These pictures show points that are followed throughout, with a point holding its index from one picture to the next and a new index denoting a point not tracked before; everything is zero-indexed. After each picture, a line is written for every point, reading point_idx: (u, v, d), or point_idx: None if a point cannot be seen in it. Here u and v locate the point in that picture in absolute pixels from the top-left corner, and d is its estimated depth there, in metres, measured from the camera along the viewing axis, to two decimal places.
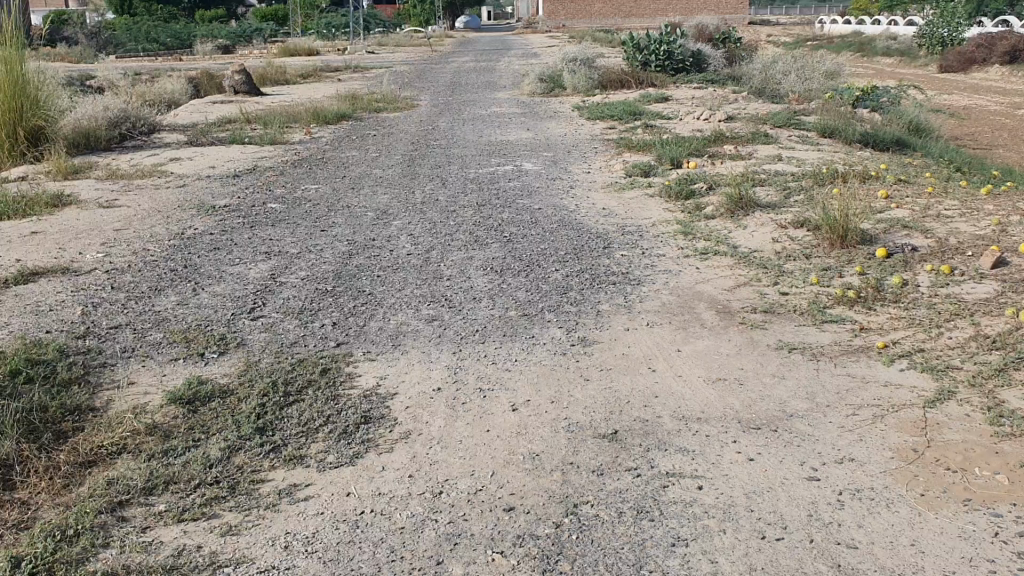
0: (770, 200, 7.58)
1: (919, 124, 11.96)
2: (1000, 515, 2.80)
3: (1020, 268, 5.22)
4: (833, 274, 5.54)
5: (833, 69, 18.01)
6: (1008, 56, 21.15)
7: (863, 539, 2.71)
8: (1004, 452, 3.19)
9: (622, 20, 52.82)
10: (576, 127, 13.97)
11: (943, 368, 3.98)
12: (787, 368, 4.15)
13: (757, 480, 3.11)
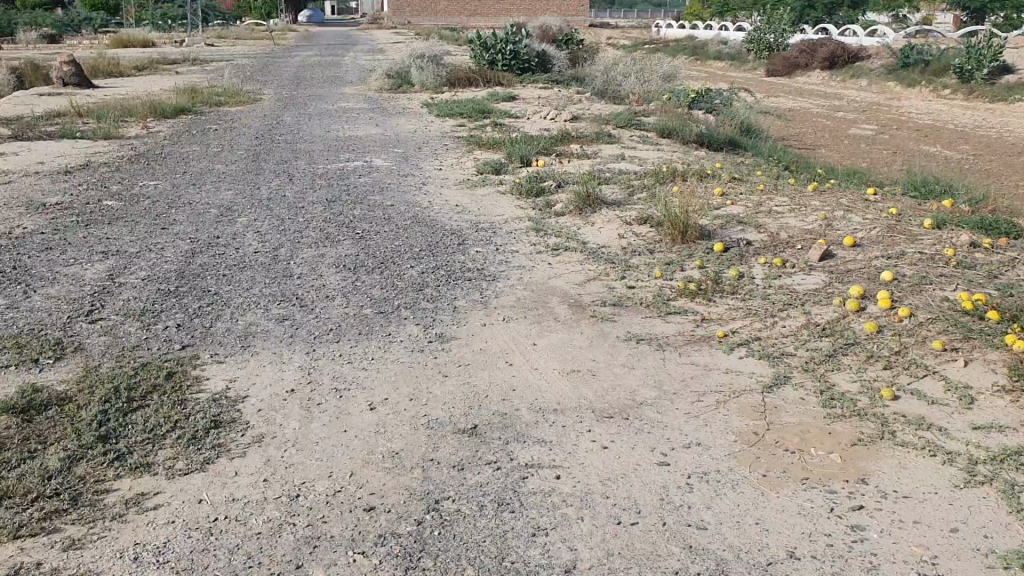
0: (615, 198, 7.81)
1: (750, 125, 12.59)
2: (835, 491, 2.99)
3: (844, 260, 5.58)
4: (675, 268, 5.77)
5: (671, 72, 18.72)
6: (828, 62, 22.46)
7: (711, 520, 2.84)
8: (837, 431, 3.41)
9: (468, 19, 53.10)
10: (425, 124, 13.96)
11: (778, 355, 4.22)
12: (636, 358, 4.29)
13: (611, 467, 3.20)
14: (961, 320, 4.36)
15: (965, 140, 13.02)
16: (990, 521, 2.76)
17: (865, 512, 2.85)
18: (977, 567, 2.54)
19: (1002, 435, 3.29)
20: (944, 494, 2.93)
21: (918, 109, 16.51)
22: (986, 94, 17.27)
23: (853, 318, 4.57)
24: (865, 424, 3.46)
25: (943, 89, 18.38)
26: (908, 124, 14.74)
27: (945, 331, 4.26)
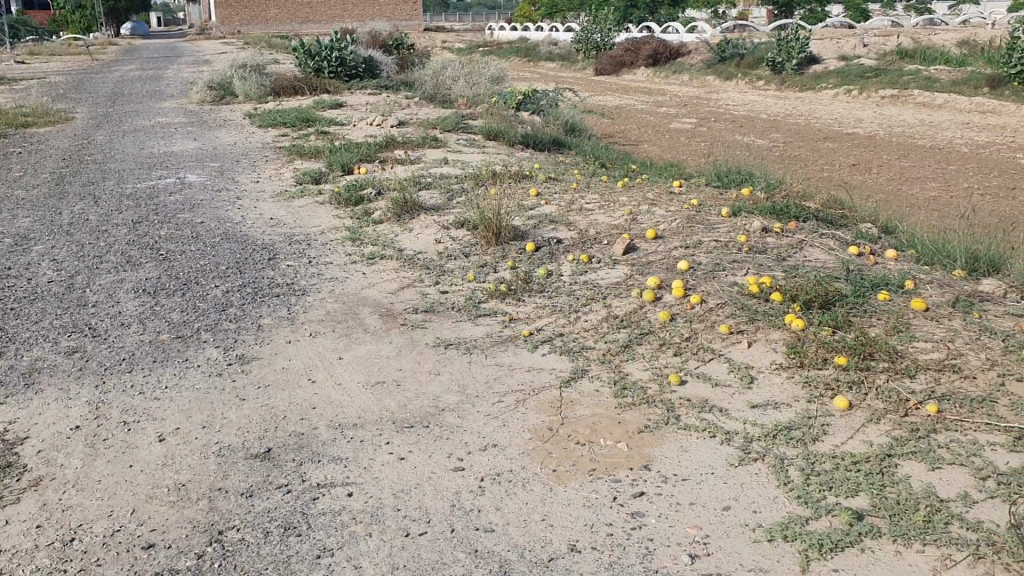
0: (434, 203, 7.80)
1: (573, 124, 12.86)
2: (620, 481, 3.08)
3: (646, 253, 5.76)
4: (488, 270, 5.80)
5: (498, 74, 18.90)
6: (651, 59, 23.20)
7: (499, 521, 2.87)
8: (627, 420, 3.51)
9: (299, 26, 52.05)
10: (247, 136, 13.57)
11: (579, 349, 4.31)
12: (442, 364, 4.28)
13: (405, 477, 3.18)
14: (748, 303, 4.57)
15: (776, 129, 13.71)
16: (759, 495, 2.91)
17: (646, 498, 2.95)
18: (744, 543, 2.68)
19: (777, 411, 3.48)
20: (720, 473, 3.07)
21: (733, 101, 17.29)
22: (796, 84, 18.26)
23: (650, 309, 4.72)
24: (653, 410, 3.58)
25: (758, 80, 19.33)
26: (724, 116, 15.41)
27: (732, 314, 4.46)
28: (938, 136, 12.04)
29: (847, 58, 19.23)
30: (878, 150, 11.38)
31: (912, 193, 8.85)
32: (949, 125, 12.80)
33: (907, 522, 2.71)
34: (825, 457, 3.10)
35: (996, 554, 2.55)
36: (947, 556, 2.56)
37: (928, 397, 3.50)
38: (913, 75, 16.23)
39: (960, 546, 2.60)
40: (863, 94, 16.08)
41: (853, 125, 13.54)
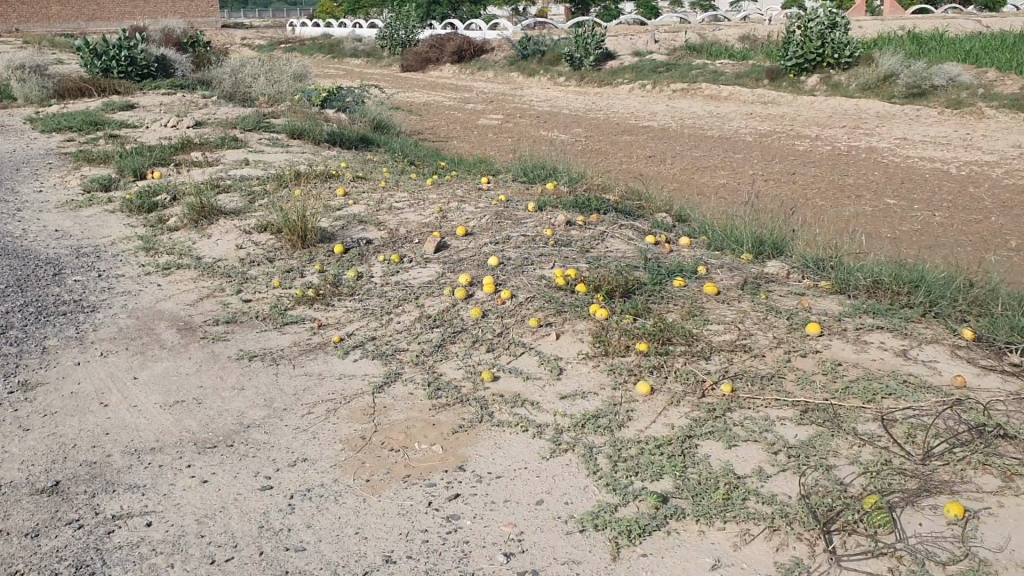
0: (235, 207, 7.49)
1: (379, 121, 12.71)
2: (434, 485, 3.05)
3: (456, 250, 5.76)
4: (294, 275, 5.62)
5: (301, 72, 18.42)
6: (456, 56, 23.27)
7: (311, 538, 2.78)
8: (440, 422, 3.48)
9: (85, 23, 48.55)
10: (27, 141, 12.58)
11: (390, 352, 4.24)
12: (246, 377, 4.10)
13: (209, 501, 3.02)
14: (555, 296, 4.64)
15: (578, 123, 14.06)
16: (570, 486, 2.97)
17: (460, 500, 2.94)
18: (558, 537, 2.72)
19: (585, 400, 3.56)
20: (533, 467, 3.10)
21: (537, 96, 17.61)
22: (595, 79, 18.82)
23: (461, 306, 4.72)
24: (466, 409, 3.57)
25: (559, 75, 19.78)
26: (528, 111, 15.67)
27: (540, 307, 4.53)
28: (726, 127, 12.69)
29: (641, 53, 20.00)
30: (672, 141, 11.89)
31: (704, 182, 9.30)
32: (735, 116, 13.52)
33: (708, 501, 2.84)
34: (631, 443, 3.19)
35: (789, 524, 2.71)
36: (745, 530, 2.70)
37: (723, 377, 3.67)
38: (701, 69, 17.05)
39: (757, 520, 2.74)
40: (657, 88, 16.76)
41: (649, 118, 14.07)
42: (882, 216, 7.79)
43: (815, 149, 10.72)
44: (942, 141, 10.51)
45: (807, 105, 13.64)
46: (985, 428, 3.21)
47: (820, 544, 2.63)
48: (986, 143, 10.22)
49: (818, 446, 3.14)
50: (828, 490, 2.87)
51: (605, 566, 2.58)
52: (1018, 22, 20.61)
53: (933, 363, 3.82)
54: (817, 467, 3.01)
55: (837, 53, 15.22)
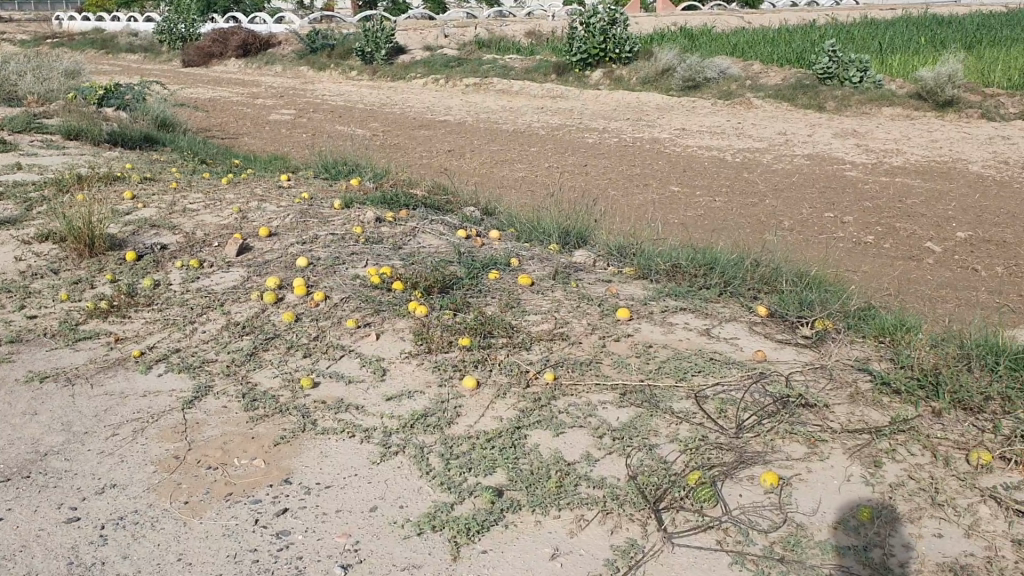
0: (9, 215, 6.86)
1: (164, 119, 12.04)
2: (260, 500, 2.91)
3: (261, 252, 5.53)
4: (84, 286, 5.21)
5: (72, 68, 17.16)
6: (241, 50, 22.30)
7: (129, 571, 2.59)
8: (260, 435, 3.33)
9: None
10: None
11: (199, 364, 4.00)
12: (39, 402, 3.76)
13: (8, 541, 2.75)
14: (370, 295, 4.55)
15: (373, 119, 13.86)
16: (404, 489, 2.92)
17: (290, 514, 2.82)
18: (396, 542, 2.67)
19: (411, 400, 3.51)
20: (364, 473, 3.02)
21: (329, 92, 17.22)
22: (386, 74, 18.64)
23: (272, 311, 4.54)
24: (287, 419, 3.43)
25: (350, 70, 19.45)
26: (321, 107, 15.32)
27: (356, 307, 4.42)
28: (519, 121, 12.88)
29: (431, 48, 20.00)
30: (469, 135, 11.95)
31: (503, 175, 9.41)
32: (527, 110, 13.74)
33: (542, 490, 2.86)
34: (461, 440, 3.17)
35: (621, 506, 2.77)
36: (580, 516, 2.74)
37: (545, 366, 3.71)
38: (490, 64, 17.24)
39: (590, 505, 2.78)
40: (450, 83, 16.70)
41: (443, 112, 14.06)
42: (671, 203, 8.16)
43: (605, 141, 11.09)
44: (718, 130, 11.12)
45: (593, 97, 14.02)
46: (788, 398, 3.41)
47: (652, 523, 2.71)
48: (757, 131, 10.88)
49: (640, 427, 3.22)
50: (654, 469, 2.95)
51: (446, 568, 2.55)
52: (776, 18, 22.09)
53: (735, 341, 4.01)
54: (641, 448, 3.09)
55: (618, 48, 15.74)
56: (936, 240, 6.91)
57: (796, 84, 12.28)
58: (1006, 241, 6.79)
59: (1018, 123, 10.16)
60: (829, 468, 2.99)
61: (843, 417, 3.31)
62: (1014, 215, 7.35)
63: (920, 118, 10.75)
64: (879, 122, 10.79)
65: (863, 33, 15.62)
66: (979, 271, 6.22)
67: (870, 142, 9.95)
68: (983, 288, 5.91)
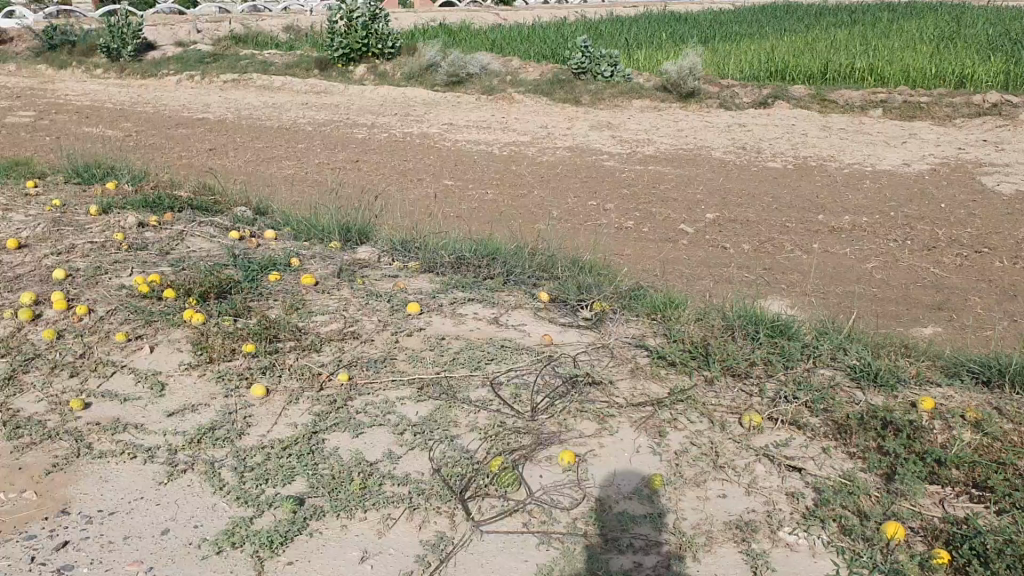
0: None
1: None
2: (35, 536, 2.68)
3: (10, 266, 5.04)
4: None
5: None
6: None
7: None
8: (28, 464, 3.05)
9: None
10: None
11: None
12: None
13: None
14: (141, 305, 4.26)
15: (125, 119, 12.98)
16: (196, 508, 2.76)
17: (71, 547, 2.61)
18: (193, 564, 2.53)
19: (196, 414, 3.33)
20: (151, 496, 2.84)
21: (71, 91, 15.98)
22: (135, 71, 17.49)
23: (29, 330, 4.14)
24: (58, 446, 3.16)
25: (95, 68, 18.07)
26: (64, 107, 14.16)
27: (127, 320, 4.13)
28: (283, 118, 12.49)
29: (183, 43, 18.96)
30: (232, 133, 11.46)
31: (271, 173, 9.11)
32: (290, 106, 13.32)
33: (345, 494, 2.79)
34: (255, 451, 3.05)
35: (426, 500, 2.75)
36: (387, 515, 2.70)
37: (337, 366, 3.62)
38: (249, 59, 16.56)
39: (396, 503, 2.74)
40: (207, 79, 15.78)
41: (201, 110, 13.38)
42: (446, 197, 8.21)
43: (374, 136, 10.98)
44: (484, 124, 11.30)
45: (358, 93, 13.82)
46: (577, 378, 3.44)
47: (458, 514, 2.70)
48: (521, 125, 11.14)
49: (438, 419, 3.18)
50: (456, 460, 2.93)
51: None
52: (529, 15, 22.70)
53: (521, 326, 4.04)
54: (441, 440, 3.05)
55: (381, 44, 15.22)
56: (689, 222, 7.37)
57: (554, 79, 12.67)
58: (749, 220, 7.35)
59: (751, 111, 10.98)
60: (619, 441, 3.04)
61: (628, 392, 3.37)
62: (754, 196, 7.97)
63: (667, 109, 11.41)
64: (630, 114, 11.33)
65: (611, 30, 16.34)
66: (728, 248, 6.70)
67: (625, 133, 10.44)
68: (733, 263, 6.37)
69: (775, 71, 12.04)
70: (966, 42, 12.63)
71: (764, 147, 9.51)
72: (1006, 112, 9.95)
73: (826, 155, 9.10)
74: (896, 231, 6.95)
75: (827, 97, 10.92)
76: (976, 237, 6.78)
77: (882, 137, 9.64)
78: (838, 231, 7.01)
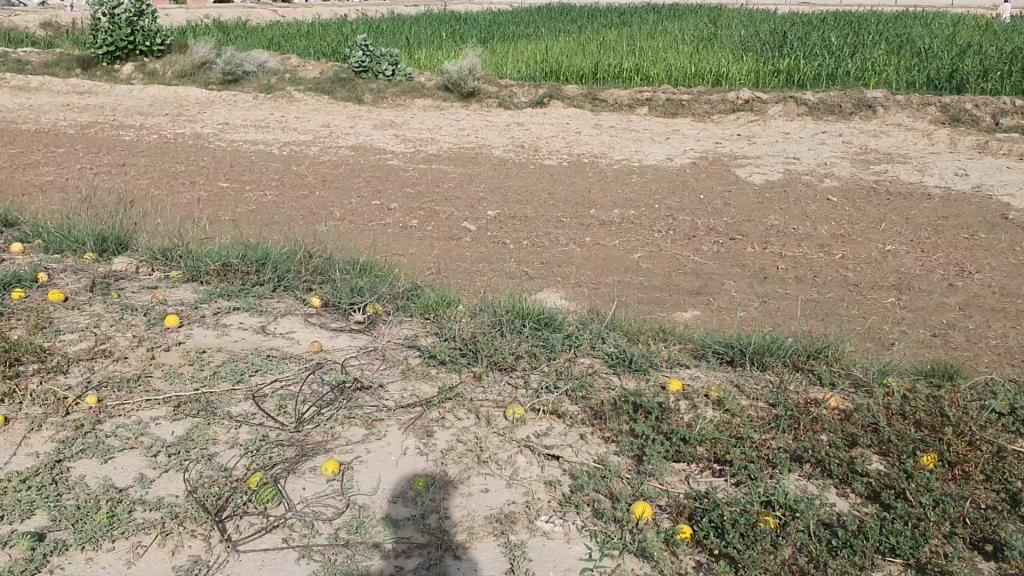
0: None
1: None
2: None
3: None
4: None
5: None
6: None
7: None
8: None
9: None
10: None
11: None
12: None
13: None
14: None
15: None
16: None
17: None
18: None
19: None
20: None
21: None
22: None
23: None
24: None
25: None
26: None
27: None
28: (39, 120, 11.56)
29: None
30: None
31: (24, 180, 8.42)
32: (49, 107, 12.32)
33: (90, 525, 2.61)
34: None
35: (181, 524, 2.62)
36: (136, 543, 2.55)
37: (87, 389, 3.37)
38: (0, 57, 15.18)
39: (146, 530, 2.59)
40: None
41: None
42: (219, 200, 7.88)
43: (142, 138, 10.38)
44: (262, 124, 10.94)
45: (125, 92, 12.93)
46: (344, 384, 3.36)
47: (214, 536, 2.59)
48: (300, 124, 10.87)
49: (196, 438, 3.03)
50: (214, 479, 2.80)
51: None
52: (308, 13, 22.16)
53: (290, 334, 3.89)
54: (199, 459, 2.91)
55: (148, 41, 14.24)
56: (470, 220, 7.45)
57: (333, 78, 12.44)
58: (526, 216, 7.52)
59: (528, 110, 11.26)
60: (386, 445, 3.01)
61: (397, 394, 3.32)
62: (531, 192, 8.17)
63: (447, 108, 11.49)
64: (411, 113, 11.33)
65: (392, 28, 16.23)
66: (507, 245, 6.82)
67: (406, 132, 10.42)
68: (511, 259, 6.50)
69: (551, 70, 12.38)
70: (722, 43, 13.47)
71: (540, 145, 9.77)
72: (757, 108, 10.71)
73: (598, 152, 9.47)
74: (661, 222, 7.33)
75: (598, 96, 11.36)
76: (731, 225, 7.26)
77: (648, 133, 10.14)
78: (609, 224, 7.30)
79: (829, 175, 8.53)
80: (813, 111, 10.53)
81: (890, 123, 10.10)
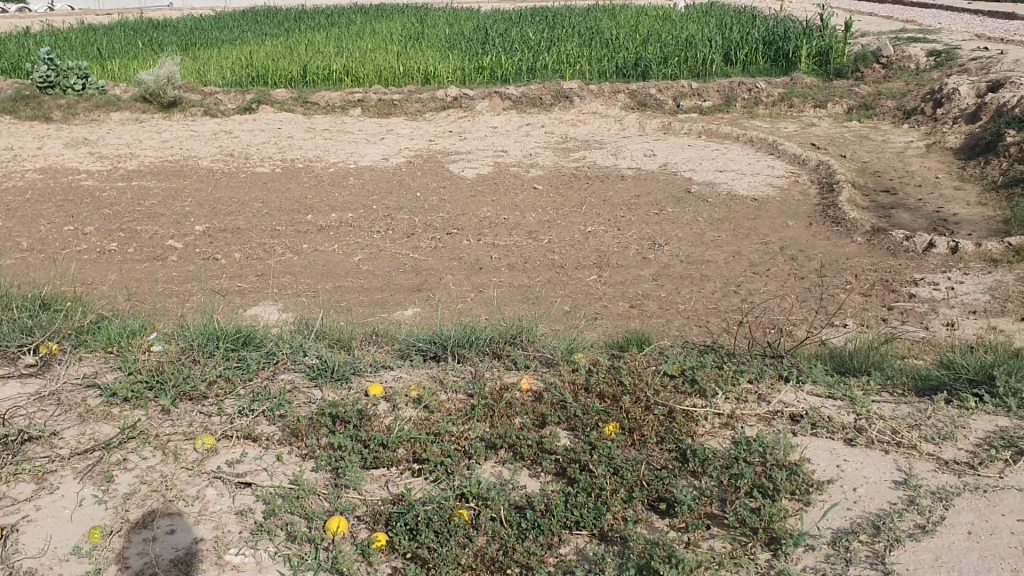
0: None
1: None
2: None
3: None
4: None
5: None
6: None
7: None
8: None
9: None
10: None
11: None
12: None
13: None
14: None
15: None
16: None
17: None
18: None
19: None
20: None
21: None
22: None
23: None
24: None
25: None
26: None
27: None
28: None
29: None
30: None
31: None
32: None
33: None
34: None
35: None
36: None
37: None
38: None
39: None
40: None
41: None
42: None
43: None
44: None
45: None
46: (8, 438, 3.04)
47: None
48: None
49: None
50: None
51: None
52: None
53: None
54: None
55: None
56: (177, 237, 7.05)
57: (14, 95, 11.29)
58: (238, 228, 7.23)
59: (236, 117, 10.83)
60: (58, 499, 2.76)
61: (72, 441, 3.06)
62: (243, 203, 7.86)
63: (148, 121, 10.79)
64: (108, 128, 10.53)
65: (81, 39, 15.03)
66: (218, 260, 6.52)
67: (102, 149, 9.67)
68: (223, 275, 6.22)
69: (257, 75, 11.97)
70: (429, 41, 13.65)
71: (250, 152, 9.42)
72: (464, 104, 10.95)
73: (311, 156, 9.28)
74: (378, 223, 7.30)
75: (308, 99, 11.13)
76: (446, 220, 7.37)
77: (361, 135, 10.06)
78: (326, 229, 7.18)
79: (535, 165, 8.88)
80: (517, 104, 10.93)
81: (587, 112, 10.68)
